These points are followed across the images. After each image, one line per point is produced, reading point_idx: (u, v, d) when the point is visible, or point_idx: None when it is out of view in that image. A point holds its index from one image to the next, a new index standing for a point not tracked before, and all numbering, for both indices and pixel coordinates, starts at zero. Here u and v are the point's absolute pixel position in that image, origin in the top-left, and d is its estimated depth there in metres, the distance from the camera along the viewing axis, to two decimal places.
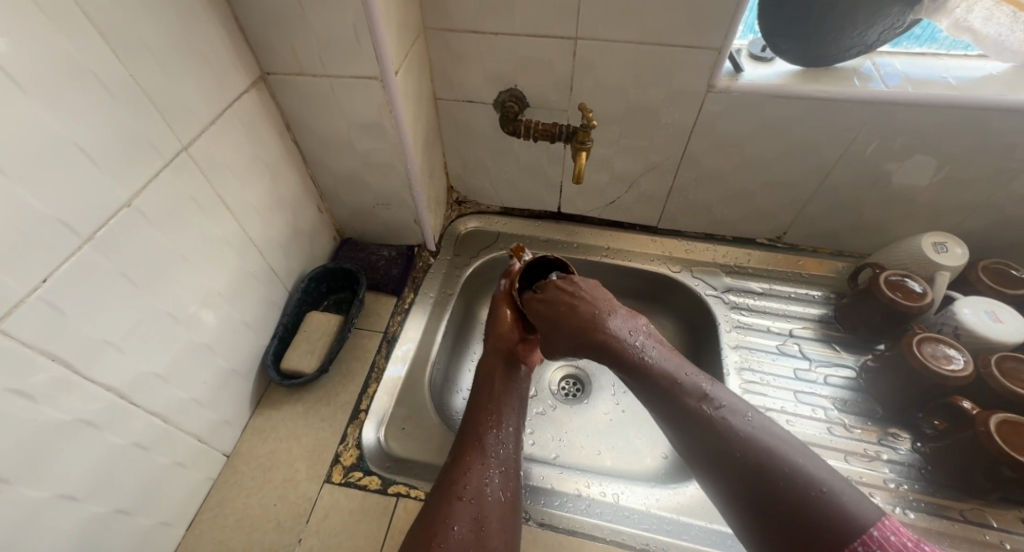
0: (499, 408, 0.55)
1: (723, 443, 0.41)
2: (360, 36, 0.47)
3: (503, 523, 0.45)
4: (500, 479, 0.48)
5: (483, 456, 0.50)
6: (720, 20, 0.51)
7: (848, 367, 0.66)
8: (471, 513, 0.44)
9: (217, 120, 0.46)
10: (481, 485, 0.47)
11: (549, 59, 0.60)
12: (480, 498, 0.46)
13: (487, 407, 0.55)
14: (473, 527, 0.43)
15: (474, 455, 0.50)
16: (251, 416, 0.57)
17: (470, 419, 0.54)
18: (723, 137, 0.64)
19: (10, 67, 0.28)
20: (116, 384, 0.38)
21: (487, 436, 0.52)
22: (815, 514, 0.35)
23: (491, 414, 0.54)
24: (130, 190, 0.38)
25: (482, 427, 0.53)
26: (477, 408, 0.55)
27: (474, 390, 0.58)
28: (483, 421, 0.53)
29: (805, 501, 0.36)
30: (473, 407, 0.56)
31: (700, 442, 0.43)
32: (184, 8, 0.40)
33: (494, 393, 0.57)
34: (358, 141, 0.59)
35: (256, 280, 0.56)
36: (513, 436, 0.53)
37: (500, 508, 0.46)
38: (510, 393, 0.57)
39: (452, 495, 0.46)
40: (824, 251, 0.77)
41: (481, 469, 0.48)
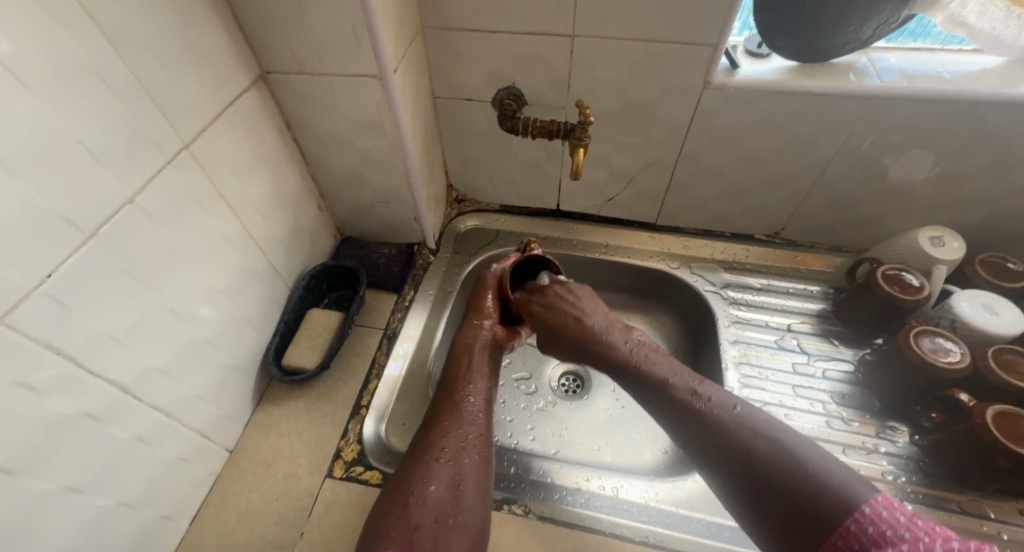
0: (474, 379, 0.56)
1: (719, 433, 0.44)
2: (359, 34, 0.47)
3: (479, 481, 0.46)
4: (476, 442, 0.49)
5: (460, 421, 0.50)
6: (715, 16, 0.52)
7: (846, 361, 0.67)
8: (449, 474, 0.45)
9: (217, 118, 0.47)
10: (458, 448, 0.47)
11: (547, 56, 0.60)
12: (456, 460, 0.46)
13: (460, 378, 0.55)
14: (450, 486, 0.44)
15: (450, 422, 0.49)
16: (253, 412, 0.58)
17: (447, 388, 0.54)
18: (720, 133, 0.64)
19: (14, 65, 0.29)
20: (118, 378, 0.39)
21: (462, 403, 0.52)
22: (805, 490, 0.36)
23: (463, 384, 0.55)
24: (132, 187, 0.38)
25: (458, 395, 0.53)
26: (454, 378, 0.56)
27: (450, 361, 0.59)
28: (460, 388, 0.54)
29: (795, 479, 0.37)
30: (449, 377, 0.56)
31: (699, 439, 0.45)
32: (184, 8, 0.41)
33: (471, 367, 0.57)
34: (357, 139, 0.59)
35: (257, 278, 0.56)
36: (487, 405, 0.54)
37: (476, 472, 0.46)
38: (486, 366, 0.58)
39: (429, 457, 0.46)
40: (823, 246, 0.77)
41: (457, 433, 0.48)
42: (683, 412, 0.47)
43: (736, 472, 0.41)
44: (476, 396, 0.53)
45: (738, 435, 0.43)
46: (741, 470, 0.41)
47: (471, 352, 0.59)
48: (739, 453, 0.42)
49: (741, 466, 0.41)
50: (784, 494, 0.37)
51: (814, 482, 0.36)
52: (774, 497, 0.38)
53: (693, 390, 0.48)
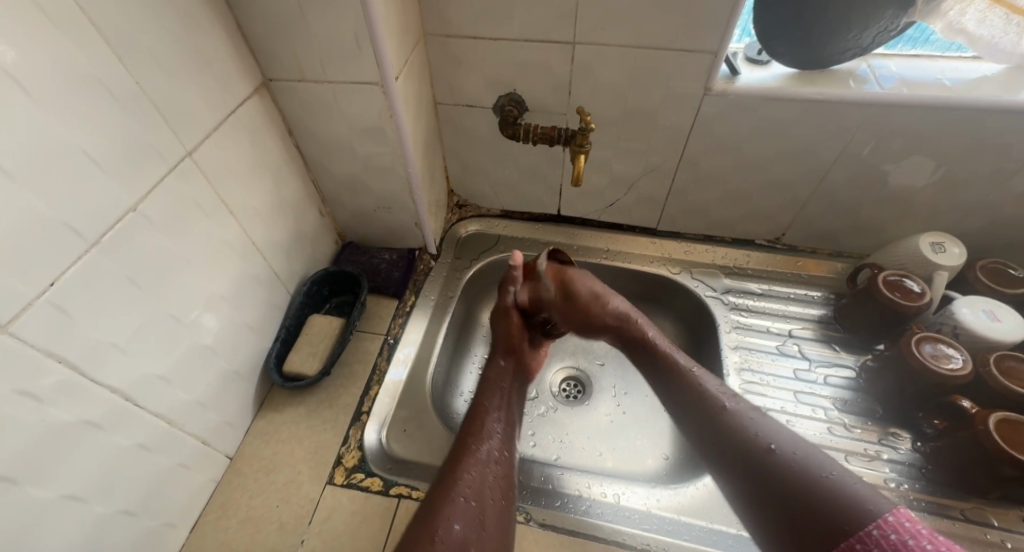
0: (497, 414, 0.55)
1: (739, 432, 0.44)
2: (362, 42, 0.47)
3: (499, 524, 0.45)
4: (498, 484, 0.48)
5: (482, 458, 0.49)
6: (715, 24, 0.52)
7: (848, 367, 0.67)
8: (472, 514, 0.43)
9: (220, 125, 0.47)
10: (481, 487, 0.46)
11: (548, 63, 0.60)
12: (480, 500, 0.45)
13: (483, 413, 0.54)
14: (473, 527, 0.43)
15: (474, 459, 0.48)
16: (254, 418, 0.58)
17: (469, 423, 0.53)
18: (721, 140, 0.64)
19: (18, 75, 0.29)
20: (119, 386, 0.39)
21: (485, 439, 0.51)
22: (824, 492, 0.37)
23: (486, 419, 0.54)
24: (135, 194, 0.38)
25: (481, 431, 0.52)
26: (476, 412, 0.54)
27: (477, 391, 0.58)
28: (482, 423, 0.53)
29: (814, 484, 0.38)
30: (472, 411, 0.55)
31: (715, 438, 0.46)
32: (188, 17, 0.41)
33: (493, 401, 0.56)
34: (359, 145, 0.60)
35: (259, 284, 0.56)
36: (508, 442, 0.53)
37: (497, 514, 0.45)
38: (508, 401, 0.58)
39: (452, 495, 0.45)
40: (824, 252, 0.77)
41: (480, 471, 0.47)
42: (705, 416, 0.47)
43: (750, 471, 0.42)
44: (498, 432, 0.53)
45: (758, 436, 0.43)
46: (757, 470, 0.41)
47: (497, 388, 0.58)
48: (755, 454, 0.42)
49: (757, 465, 0.42)
50: (798, 497, 0.38)
51: (830, 488, 0.37)
52: (787, 497, 0.39)
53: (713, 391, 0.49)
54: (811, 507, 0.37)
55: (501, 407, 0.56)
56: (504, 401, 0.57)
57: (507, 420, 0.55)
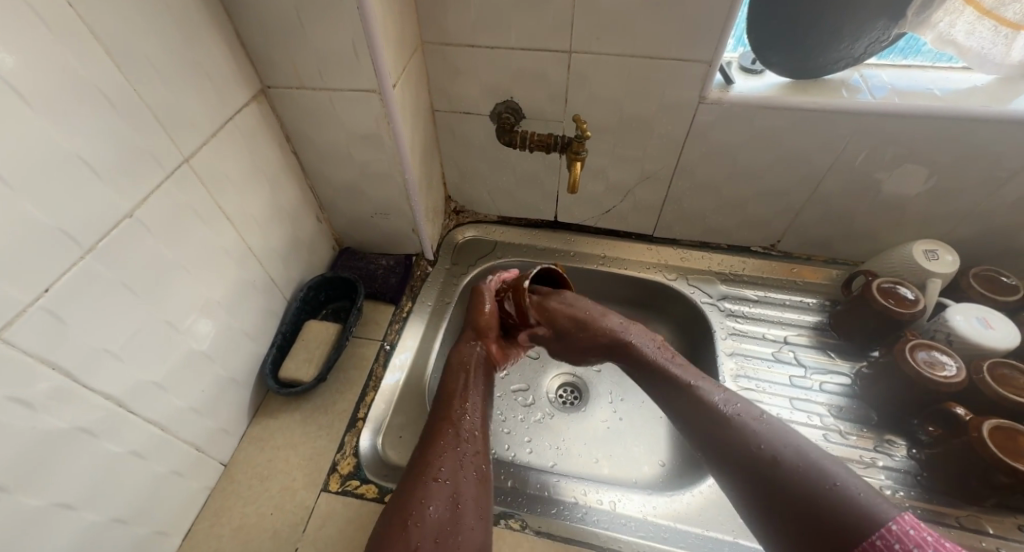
0: (470, 391, 0.55)
1: (739, 437, 0.44)
2: (359, 51, 0.48)
3: (475, 496, 0.46)
4: (471, 458, 0.48)
5: (454, 438, 0.49)
6: (710, 33, 0.53)
7: (843, 374, 0.67)
8: (447, 494, 0.44)
9: (217, 132, 0.47)
10: (454, 466, 0.47)
11: (544, 72, 0.61)
12: (452, 479, 0.46)
13: (456, 393, 0.55)
14: (448, 506, 0.44)
15: (446, 440, 0.49)
16: (249, 424, 0.58)
17: (442, 405, 0.54)
18: (716, 148, 0.65)
19: (16, 81, 0.29)
20: (114, 392, 0.39)
21: (457, 418, 0.52)
22: (829, 500, 0.37)
23: (458, 399, 0.54)
24: (132, 200, 0.38)
25: (454, 412, 0.52)
26: (449, 392, 0.55)
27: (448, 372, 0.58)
28: (455, 403, 0.53)
29: (813, 488, 0.38)
30: (443, 393, 0.55)
31: (714, 440, 0.46)
32: (186, 24, 0.41)
33: (467, 379, 0.57)
34: (357, 152, 0.60)
35: (255, 289, 0.56)
36: (484, 418, 0.53)
37: (474, 490, 0.46)
38: (481, 382, 0.57)
39: (425, 477, 0.45)
40: (819, 259, 0.78)
41: (452, 450, 0.48)
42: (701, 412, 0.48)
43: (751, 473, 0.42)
44: (472, 410, 0.53)
45: (761, 439, 0.43)
46: (757, 474, 0.42)
47: (467, 370, 0.57)
48: (760, 456, 0.42)
49: (758, 467, 0.42)
50: (801, 499, 0.38)
51: (834, 494, 0.37)
52: (784, 496, 0.39)
53: (713, 396, 0.48)
54: (815, 512, 0.37)
55: (475, 384, 0.56)
56: (478, 379, 0.57)
57: (481, 394, 0.56)
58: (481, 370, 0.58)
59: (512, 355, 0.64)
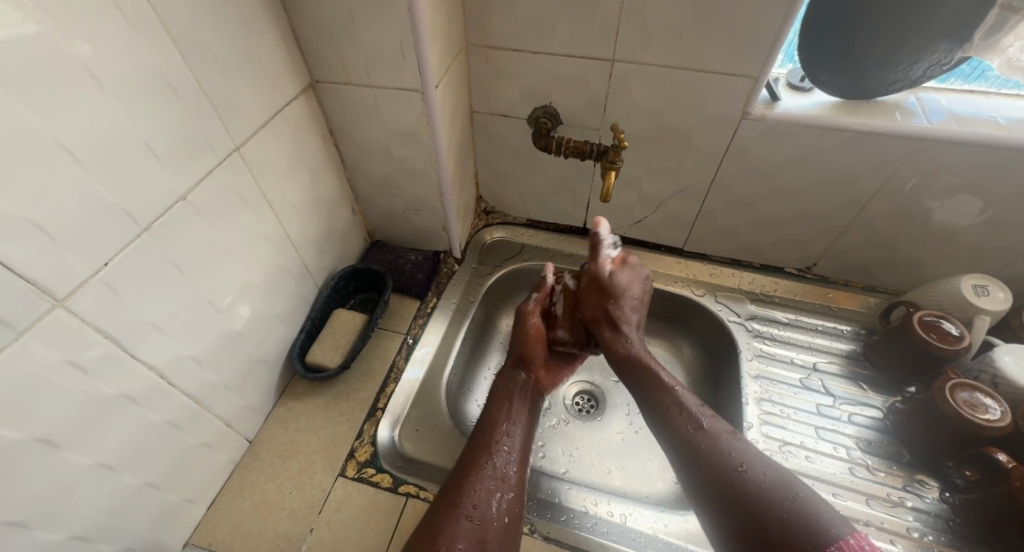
0: (510, 429, 0.56)
1: (746, 487, 0.44)
2: (406, 51, 0.49)
3: (503, 543, 0.45)
4: (506, 503, 0.48)
5: (491, 474, 0.50)
6: (759, 48, 0.52)
7: (875, 407, 0.64)
8: (475, 532, 0.44)
9: (267, 123, 0.49)
10: (487, 503, 0.47)
11: (585, 78, 0.61)
12: (484, 518, 0.46)
13: (495, 429, 0.55)
14: (474, 547, 0.43)
15: (482, 476, 0.49)
16: (275, 404, 0.60)
17: (480, 438, 0.54)
18: (756, 166, 0.64)
19: (95, 69, 0.31)
20: (157, 363, 0.41)
21: (496, 455, 0.52)
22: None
23: (497, 436, 0.54)
24: (187, 182, 0.40)
25: (490, 449, 0.52)
26: (489, 426, 0.56)
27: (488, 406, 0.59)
28: (494, 441, 0.53)
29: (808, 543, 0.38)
30: (483, 427, 0.56)
31: (721, 496, 0.45)
32: (247, 22, 0.44)
33: (510, 414, 0.58)
34: (396, 148, 0.61)
35: (290, 275, 0.59)
36: (522, 460, 0.53)
37: (500, 535, 0.45)
38: (521, 417, 0.58)
39: (458, 513, 0.45)
40: (857, 285, 0.75)
41: (488, 488, 0.48)
42: (712, 463, 0.47)
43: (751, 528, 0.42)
44: (510, 451, 0.53)
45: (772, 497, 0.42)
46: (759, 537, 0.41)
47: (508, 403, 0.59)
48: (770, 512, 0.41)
49: (759, 524, 0.41)
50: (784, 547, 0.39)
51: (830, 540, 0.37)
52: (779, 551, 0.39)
53: (729, 445, 0.48)
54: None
55: (516, 423, 0.57)
56: (516, 417, 0.58)
57: (521, 436, 0.56)
58: (522, 404, 0.60)
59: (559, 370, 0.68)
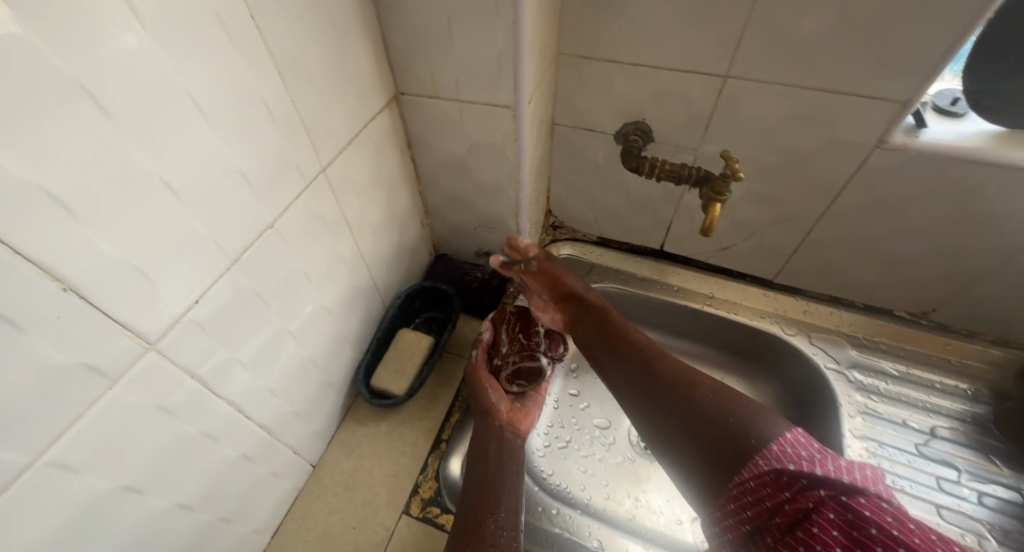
0: (507, 491, 0.47)
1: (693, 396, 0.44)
2: (503, 65, 0.45)
3: None
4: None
5: (486, 545, 0.42)
6: (918, 70, 0.44)
7: (1009, 487, 0.56)
8: None
9: (353, 140, 0.46)
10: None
11: (690, 95, 0.54)
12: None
13: (490, 486, 0.47)
14: None
15: (474, 547, 0.42)
16: (339, 427, 0.58)
17: (468, 500, 0.46)
18: (883, 200, 0.55)
19: (201, 96, 0.29)
20: (236, 398, 0.39)
21: (494, 516, 0.45)
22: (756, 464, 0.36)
23: (493, 495, 0.47)
24: (276, 209, 0.38)
25: (482, 511, 0.45)
26: (479, 480, 0.48)
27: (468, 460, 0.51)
28: (486, 501, 0.46)
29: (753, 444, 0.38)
30: (470, 482, 0.48)
31: (674, 412, 0.44)
32: (341, 32, 0.40)
33: (502, 467, 0.50)
34: (475, 164, 0.58)
35: (361, 295, 0.56)
36: (515, 523, 0.45)
37: None
38: (513, 462, 0.51)
39: None
40: (984, 337, 0.65)
41: None
42: (662, 381, 0.47)
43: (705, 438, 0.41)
44: (503, 512, 0.45)
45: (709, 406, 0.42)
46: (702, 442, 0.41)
47: (491, 452, 0.51)
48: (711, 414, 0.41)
49: (711, 432, 0.40)
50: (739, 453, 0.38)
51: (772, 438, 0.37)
52: (734, 455, 0.38)
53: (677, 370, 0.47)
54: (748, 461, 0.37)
55: (512, 475, 0.49)
56: (510, 472, 0.50)
57: (514, 491, 0.48)
58: (513, 459, 0.52)
59: (531, 408, 0.59)
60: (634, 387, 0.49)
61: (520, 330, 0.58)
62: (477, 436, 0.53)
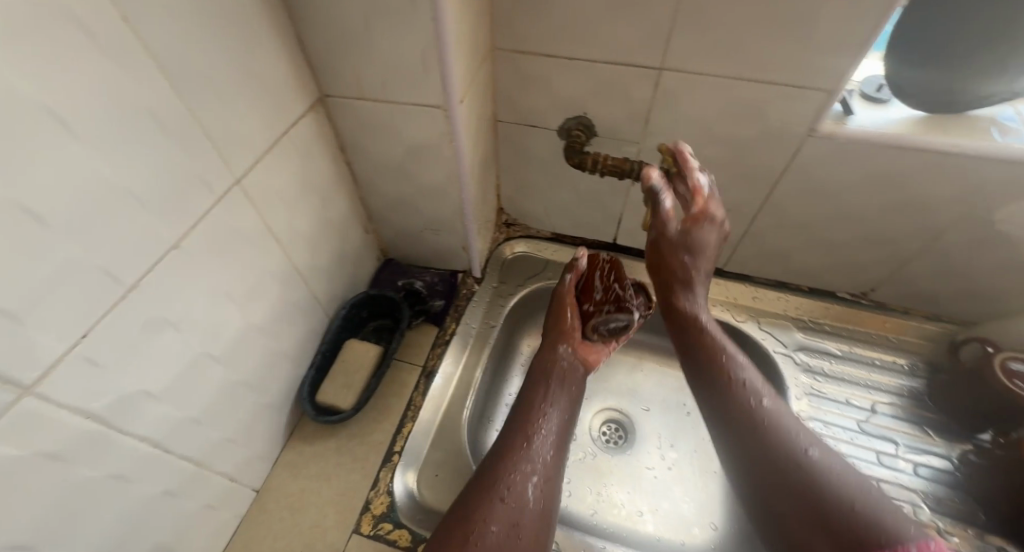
0: (550, 407, 0.50)
1: (790, 467, 0.38)
2: (428, 64, 0.43)
3: (537, 533, 0.40)
4: (541, 489, 0.43)
5: (525, 458, 0.44)
6: (838, 60, 0.44)
7: (941, 456, 0.59)
8: (510, 518, 0.40)
9: (272, 149, 0.43)
10: (523, 488, 0.42)
11: (627, 88, 0.54)
12: (520, 503, 0.41)
13: (535, 408, 0.50)
14: (508, 533, 0.39)
15: (517, 455, 0.44)
16: (283, 448, 0.55)
17: (516, 416, 0.49)
18: (818, 188, 0.57)
19: (65, 113, 0.26)
20: (151, 433, 0.36)
21: (534, 436, 0.47)
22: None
23: (537, 415, 0.49)
24: (180, 228, 0.35)
25: (530, 427, 0.48)
26: (529, 403, 0.51)
27: (526, 387, 0.53)
28: (534, 417, 0.49)
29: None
30: (522, 404, 0.51)
31: (778, 486, 0.38)
32: (247, 34, 0.37)
33: (549, 394, 0.51)
34: (413, 167, 0.55)
35: (299, 310, 0.53)
36: (558, 444, 0.47)
37: (536, 518, 0.41)
38: (570, 392, 0.53)
39: (493, 494, 0.41)
40: (918, 313, 0.68)
41: (524, 472, 0.43)
42: (762, 437, 0.40)
43: (840, 543, 0.33)
44: (547, 432, 0.47)
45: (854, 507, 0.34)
46: (779, 498, 0.38)
47: (550, 378, 0.53)
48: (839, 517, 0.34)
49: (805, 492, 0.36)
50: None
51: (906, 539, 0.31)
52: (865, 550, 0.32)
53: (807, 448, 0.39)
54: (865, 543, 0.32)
55: (556, 404, 0.50)
56: (558, 399, 0.51)
57: (561, 417, 0.50)
58: (565, 382, 0.53)
59: (605, 347, 0.59)
60: (711, 411, 0.45)
61: (615, 281, 0.59)
62: (544, 352, 0.56)
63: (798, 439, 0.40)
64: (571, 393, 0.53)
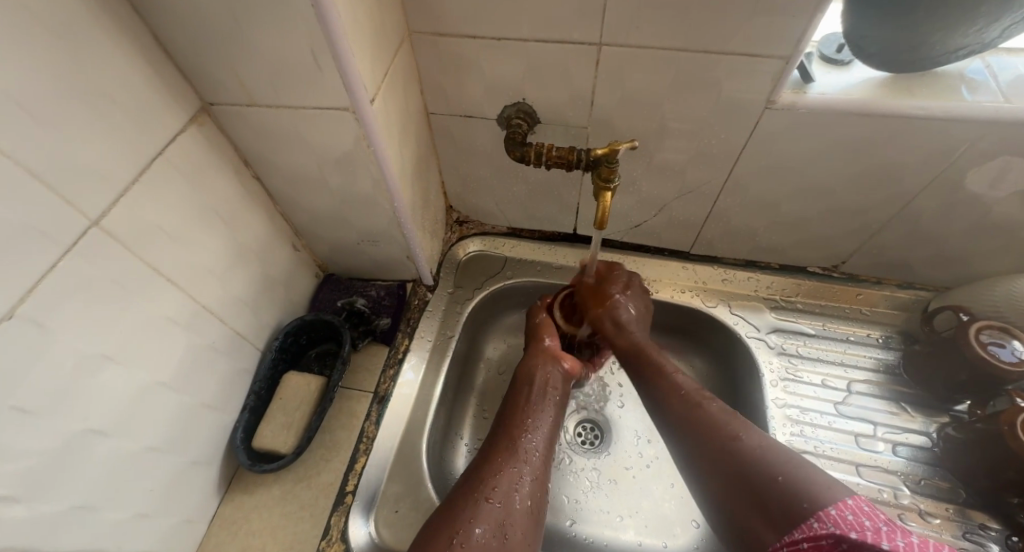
0: (538, 410, 0.48)
1: (731, 459, 0.38)
2: (321, 61, 0.36)
3: (526, 537, 0.37)
4: (531, 489, 0.41)
5: (515, 459, 0.42)
6: (792, 24, 0.39)
7: (919, 433, 0.57)
8: (498, 517, 0.37)
9: (141, 177, 0.36)
10: (512, 488, 0.40)
11: (565, 68, 0.48)
12: (507, 503, 0.39)
13: (525, 408, 0.48)
14: (497, 534, 0.36)
15: (505, 457, 0.42)
16: (222, 502, 0.50)
17: (504, 418, 0.47)
18: (781, 162, 0.52)
19: None
20: (18, 540, 0.30)
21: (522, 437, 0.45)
22: (805, 530, 0.31)
23: (527, 415, 0.47)
24: (11, 296, 0.28)
25: (516, 428, 0.45)
26: (518, 404, 0.48)
27: (511, 389, 0.51)
28: (522, 419, 0.46)
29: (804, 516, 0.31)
30: (509, 404, 0.49)
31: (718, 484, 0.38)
32: (77, 42, 0.30)
33: (536, 394, 0.49)
34: (333, 176, 0.49)
35: (217, 352, 0.47)
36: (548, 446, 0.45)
37: (526, 519, 0.39)
38: (559, 396, 0.50)
39: (478, 494, 0.39)
40: (891, 282, 0.65)
41: (512, 471, 0.41)
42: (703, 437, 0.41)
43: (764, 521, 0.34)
44: (538, 432, 0.45)
45: (797, 487, 0.33)
46: (728, 494, 0.37)
47: (536, 379, 0.51)
48: (776, 496, 0.34)
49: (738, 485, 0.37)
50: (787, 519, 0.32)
51: (824, 504, 0.31)
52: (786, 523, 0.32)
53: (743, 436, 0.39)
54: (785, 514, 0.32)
55: (546, 404, 0.48)
56: (550, 399, 0.49)
57: (550, 418, 0.47)
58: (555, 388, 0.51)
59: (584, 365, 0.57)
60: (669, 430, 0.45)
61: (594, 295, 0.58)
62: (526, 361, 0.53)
63: (736, 435, 0.40)
64: (561, 394, 0.50)
